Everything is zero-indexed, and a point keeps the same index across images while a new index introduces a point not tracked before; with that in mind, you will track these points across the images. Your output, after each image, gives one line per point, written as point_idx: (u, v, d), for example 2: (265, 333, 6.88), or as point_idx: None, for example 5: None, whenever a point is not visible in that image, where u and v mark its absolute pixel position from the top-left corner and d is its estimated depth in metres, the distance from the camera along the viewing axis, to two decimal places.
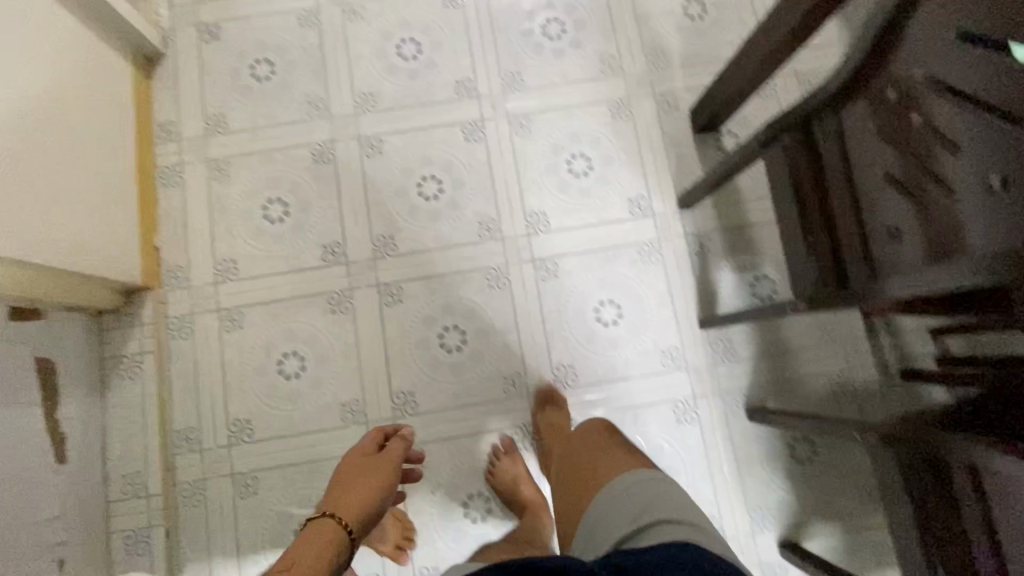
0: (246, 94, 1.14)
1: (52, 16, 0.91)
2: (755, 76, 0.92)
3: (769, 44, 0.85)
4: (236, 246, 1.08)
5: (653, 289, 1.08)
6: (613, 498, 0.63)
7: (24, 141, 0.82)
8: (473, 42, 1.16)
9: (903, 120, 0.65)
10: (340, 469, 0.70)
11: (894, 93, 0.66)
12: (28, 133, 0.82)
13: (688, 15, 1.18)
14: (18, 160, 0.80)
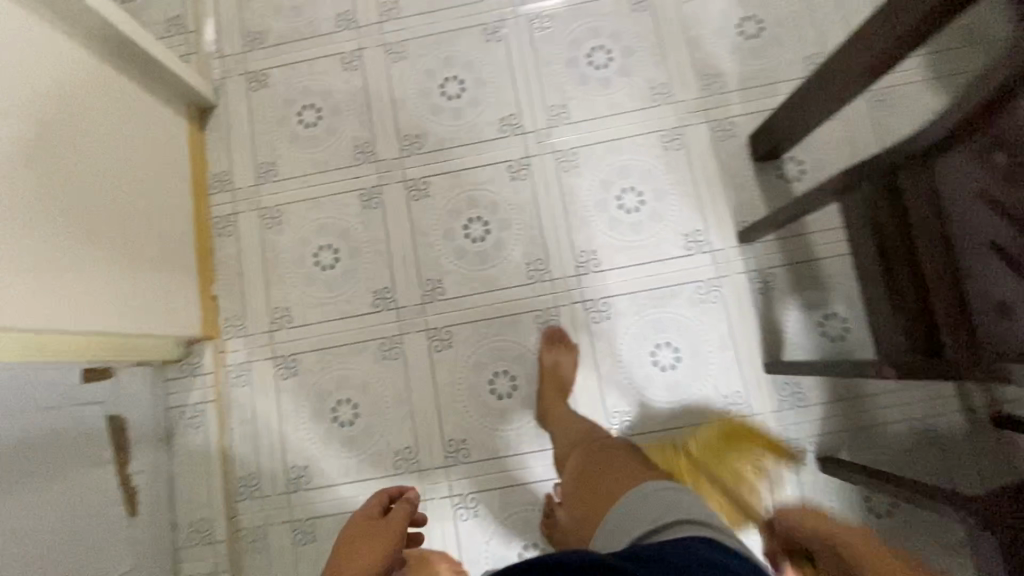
0: (294, 141, 1.15)
1: (107, 84, 0.94)
2: (823, 107, 0.85)
3: (840, 76, 0.79)
4: (289, 293, 1.10)
5: (714, 330, 1.03)
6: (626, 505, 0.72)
7: (81, 212, 0.85)
8: (517, 76, 1.13)
9: (1014, 186, 0.58)
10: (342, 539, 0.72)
11: (1003, 155, 0.58)
12: (84, 206, 0.85)
13: (744, 34, 1.11)
14: (76, 233, 0.83)
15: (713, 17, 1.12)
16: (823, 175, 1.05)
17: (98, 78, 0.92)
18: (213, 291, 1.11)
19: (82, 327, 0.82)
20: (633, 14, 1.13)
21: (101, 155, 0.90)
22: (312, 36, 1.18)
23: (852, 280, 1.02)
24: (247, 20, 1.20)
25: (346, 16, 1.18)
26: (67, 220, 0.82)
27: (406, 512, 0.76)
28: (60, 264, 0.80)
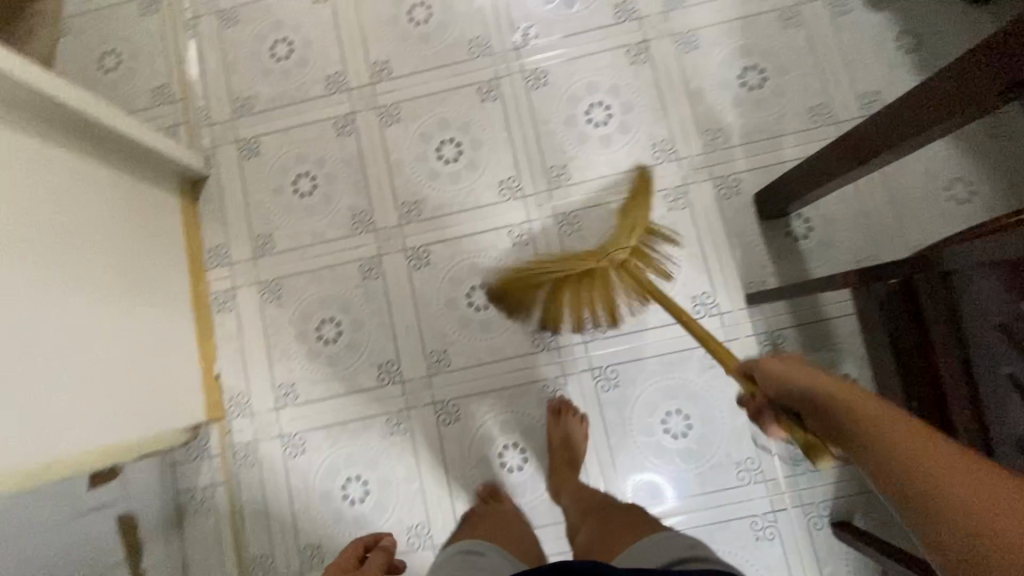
0: (290, 211, 1.13)
1: (96, 179, 0.92)
2: (831, 182, 0.82)
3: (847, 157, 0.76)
4: (293, 370, 1.08)
5: (724, 395, 1.01)
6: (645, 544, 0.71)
7: (79, 320, 0.83)
8: (514, 137, 1.11)
9: None
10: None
11: None
12: (80, 313, 0.83)
13: (746, 85, 1.08)
14: (73, 346, 0.81)
15: (713, 68, 1.09)
16: (830, 232, 1.03)
17: (84, 174, 0.90)
18: (216, 369, 1.09)
19: (82, 445, 0.80)
20: (632, 67, 1.11)
21: (94, 255, 0.88)
22: (303, 100, 1.15)
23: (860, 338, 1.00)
24: (235, 84, 1.17)
25: (337, 78, 1.15)
26: (62, 334, 0.80)
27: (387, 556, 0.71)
28: (56, 384, 0.78)
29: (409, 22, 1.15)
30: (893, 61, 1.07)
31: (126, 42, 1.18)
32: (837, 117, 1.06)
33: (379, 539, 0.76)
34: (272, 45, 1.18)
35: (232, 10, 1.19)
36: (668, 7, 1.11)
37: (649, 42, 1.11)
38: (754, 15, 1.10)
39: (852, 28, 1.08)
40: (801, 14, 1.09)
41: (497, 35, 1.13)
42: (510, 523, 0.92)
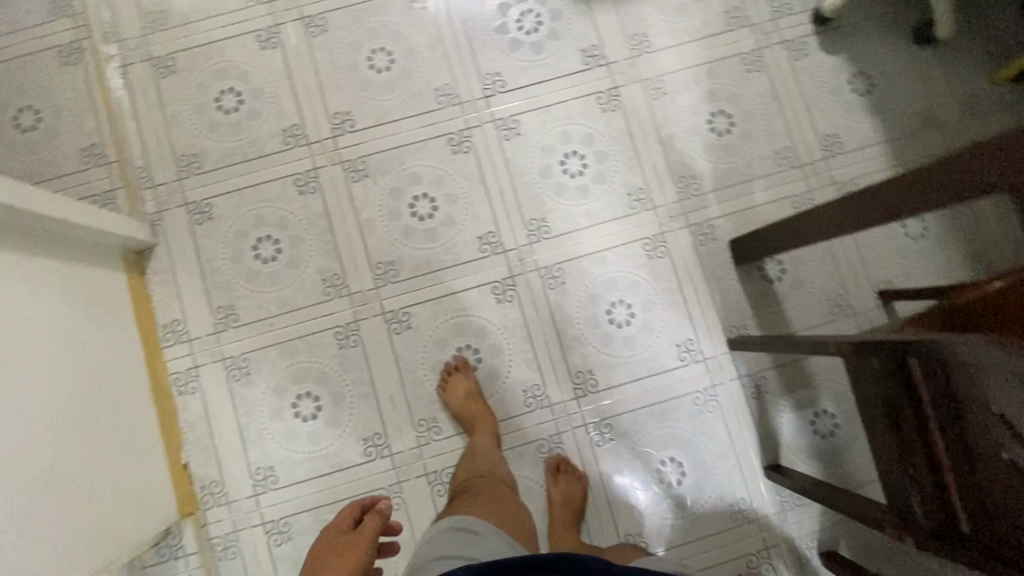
0: (253, 279, 1.04)
1: (35, 273, 0.82)
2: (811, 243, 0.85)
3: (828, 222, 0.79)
4: (272, 451, 1.01)
5: (715, 441, 1.04)
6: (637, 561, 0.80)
7: (36, 440, 0.74)
8: (490, 190, 1.07)
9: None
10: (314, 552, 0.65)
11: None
12: (37, 434, 0.74)
13: (716, 130, 1.10)
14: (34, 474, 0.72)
15: (684, 114, 1.10)
16: (802, 274, 1.08)
17: (22, 268, 0.80)
18: (183, 458, 1.01)
19: None
20: (604, 114, 1.10)
21: (43, 366, 0.78)
22: (258, 156, 1.06)
23: (845, 376, 1.06)
24: (178, 140, 1.07)
25: (295, 131, 1.07)
26: (22, 463, 0.71)
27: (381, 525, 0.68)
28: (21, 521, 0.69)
29: (370, 70, 1.09)
30: (849, 103, 1.12)
31: (47, 97, 1.05)
32: (801, 160, 1.10)
33: (376, 503, 0.70)
34: (218, 95, 1.08)
35: (168, 56, 1.08)
36: (636, 52, 1.11)
37: (619, 88, 1.10)
38: (718, 59, 1.11)
39: (810, 71, 1.12)
40: (763, 58, 1.12)
41: (465, 83, 1.09)
42: (503, 499, 0.90)
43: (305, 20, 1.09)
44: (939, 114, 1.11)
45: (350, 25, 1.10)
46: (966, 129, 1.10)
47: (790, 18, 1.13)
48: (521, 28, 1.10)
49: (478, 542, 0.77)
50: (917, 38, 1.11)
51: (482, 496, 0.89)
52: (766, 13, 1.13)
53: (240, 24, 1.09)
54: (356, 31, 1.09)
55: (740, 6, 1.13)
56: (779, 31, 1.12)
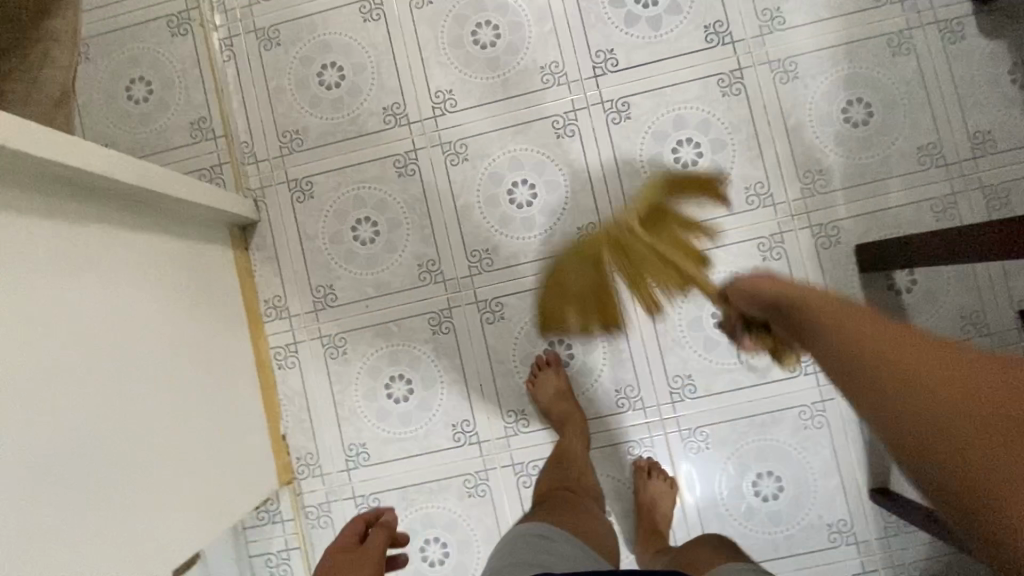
0: (351, 260, 1.04)
1: (161, 250, 0.84)
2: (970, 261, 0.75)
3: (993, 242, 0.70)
4: (364, 430, 1.03)
5: (818, 458, 0.98)
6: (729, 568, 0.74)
7: (165, 413, 0.78)
8: (594, 179, 1.02)
9: None
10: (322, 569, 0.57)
11: None
12: (165, 408, 0.78)
13: (849, 121, 0.99)
14: (165, 446, 0.76)
15: (815, 101, 0.99)
16: (935, 286, 0.97)
17: (150, 246, 0.82)
18: (282, 429, 1.04)
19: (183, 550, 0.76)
20: (724, 99, 1.00)
21: (165, 342, 0.81)
22: (359, 135, 1.05)
23: None
24: (282, 115, 1.06)
25: (396, 109, 1.04)
26: (154, 435, 0.75)
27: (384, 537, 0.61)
28: (154, 491, 0.73)
29: (473, 45, 1.03)
30: (1013, 94, 0.98)
31: (156, 67, 1.06)
32: (946, 158, 0.98)
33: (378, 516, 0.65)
34: (320, 69, 1.06)
35: (272, 28, 1.06)
36: (765, 29, 1.00)
37: (743, 70, 1.00)
38: (859, 39, 0.99)
39: (968, 56, 0.98)
40: (913, 39, 0.99)
41: (573, 61, 1.02)
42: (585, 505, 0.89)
43: None
44: None
45: None
46: None
47: None
48: (637, 0, 1.01)
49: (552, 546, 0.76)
50: None
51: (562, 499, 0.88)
52: None
53: None
54: (461, 3, 1.04)
55: None
56: (935, 9, 0.99)
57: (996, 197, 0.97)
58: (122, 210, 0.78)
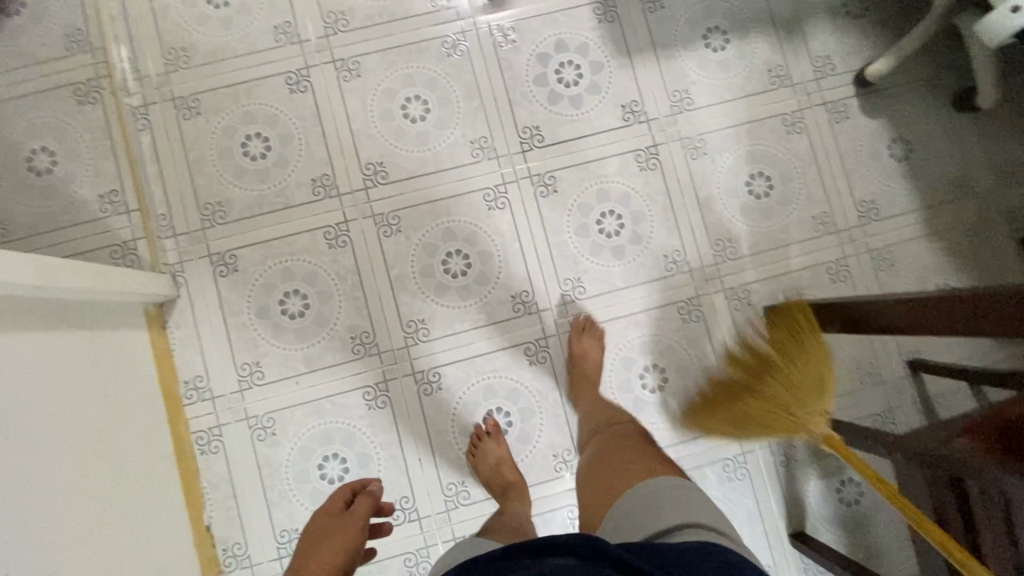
0: (279, 335, 1.01)
1: (64, 344, 0.78)
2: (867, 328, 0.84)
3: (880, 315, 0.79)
4: (297, 514, 0.99)
5: (743, 508, 1.04)
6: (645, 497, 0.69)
7: (77, 524, 0.71)
8: (525, 249, 1.05)
9: None
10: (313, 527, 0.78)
11: None
12: (76, 519, 0.72)
13: (753, 193, 1.08)
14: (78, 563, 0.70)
15: (723, 175, 1.08)
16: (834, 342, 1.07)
17: (53, 343, 0.76)
18: (205, 519, 0.98)
19: None
20: (643, 172, 1.08)
21: (70, 448, 0.74)
22: (287, 206, 1.03)
23: None
24: (203, 187, 1.02)
25: (325, 180, 1.03)
26: (66, 552, 0.68)
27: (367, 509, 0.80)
28: None
29: (404, 119, 1.05)
30: (887, 169, 1.11)
31: (62, 137, 0.99)
32: (837, 225, 1.09)
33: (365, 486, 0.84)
34: (244, 140, 1.03)
35: (192, 97, 1.03)
36: (676, 108, 1.09)
37: (658, 146, 1.08)
38: (758, 119, 1.10)
39: (850, 135, 1.11)
40: (803, 120, 1.10)
41: (501, 136, 1.06)
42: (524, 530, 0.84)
43: (336, 64, 1.05)
44: (974, 182, 1.11)
45: (384, 70, 1.05)
46: (999, 199, 1.11)
47: (831, 79, 1.11)
48: (560, 80, 1.07)
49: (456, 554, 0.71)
50: (959, 102, 1.09)
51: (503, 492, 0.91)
52: (807, 74, 1.11)
53: (268, 65, 1.04)
54: (390, 78, 1.05)
55: (782, 65, 1.11)
56: (820, 92, 1.11)
57: (879, 259, 1.09)
58: (24, 307, 0.72)
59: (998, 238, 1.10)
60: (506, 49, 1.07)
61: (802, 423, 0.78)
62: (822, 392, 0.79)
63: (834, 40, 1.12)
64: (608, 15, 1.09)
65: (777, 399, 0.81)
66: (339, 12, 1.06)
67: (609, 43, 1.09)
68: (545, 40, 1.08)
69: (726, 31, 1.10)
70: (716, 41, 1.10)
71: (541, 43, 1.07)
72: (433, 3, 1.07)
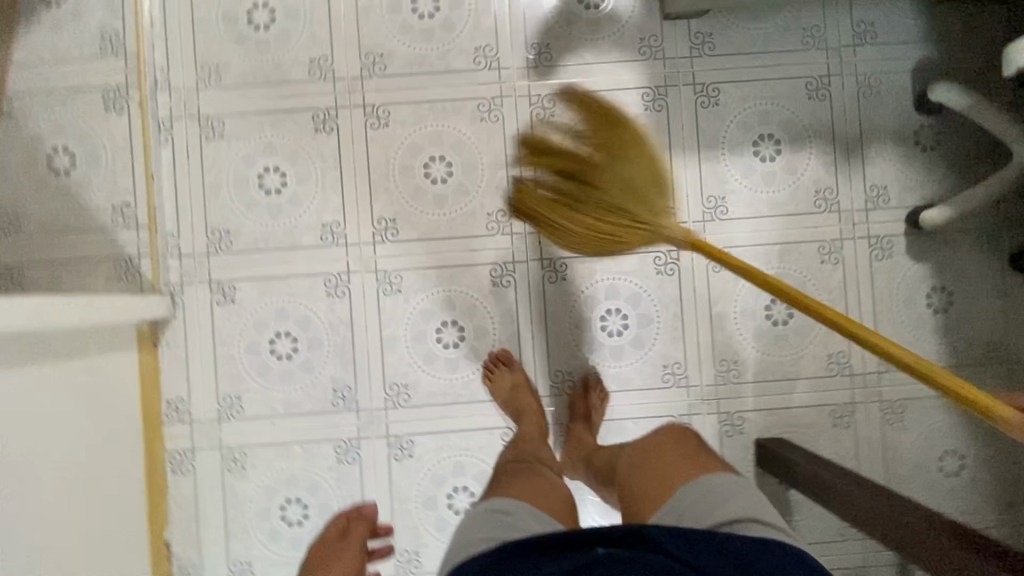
0: (263, 373, 1.01)
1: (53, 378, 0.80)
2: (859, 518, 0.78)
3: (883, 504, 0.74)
4: (252, 549, 1.01)
5: None
6: (690, 500, 0.68)
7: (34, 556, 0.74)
8: (522, 333, 1.02)
9: None
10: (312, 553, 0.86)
11: None
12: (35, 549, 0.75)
13: (771, 319, 1.03)
14: None
15: (744, 294, 1.03)
16: None
17: (44, 378, 0.78)
18: (166, 535, 1.01)
19: None
20: (658, 276, 1.03)
21: (42, 479, 0.77)
22: (292, 247, 1.01)
23: None
24: (214, 213, 1.01)
25: (334, 227, 1.02)
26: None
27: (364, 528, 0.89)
28: None
29: (424, 178, 1.02)
30: (920, 318, 1.04)
31: (84, 140, 0.99)
32: (853, 368, 1.03)
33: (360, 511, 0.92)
34: (261, 172, 1.02)
35: (218, 118, 1.02)
36: (708, 215, 1.03)
37: (680, 251, 1.03)
38: (794, 241, 1.03)
39: (889, 275, 1.03)
40: (842, 250, 1.03)
41: None
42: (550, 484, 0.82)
43: (366, 108, 1.02)
44: (1009, 350, 1.04)
45: (414, 123, 1.02)
46: None
47: (881, 212, 1.04)
48: None
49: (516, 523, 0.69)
50: (1016, 266, 1.01)
51: (511, 481, 0.79)
52: (856, 202, 1.04)
53: (298, 98, 1.02)
54: (417, 133, 1.02)
55: (832, 188, 1.03)
56: (866, 224, 1.04)
57: (890, 412, 1.03)
58: (21, 346, 0.74)
59: None
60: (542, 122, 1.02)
61: (647, 215, 0.76)
62: (661, 188, 0.78)
63: (893, 170, 1.04)
64: (657, 102, 1.03)
65: (615, 184, 0.77)
66: (379, 54, 1.02)
67: (652, 133, 1.03)
68: None
69: (780, 140, 1.03)
70: (766, 151, 1.03)
71: None
72: (476, 61, 1.02)
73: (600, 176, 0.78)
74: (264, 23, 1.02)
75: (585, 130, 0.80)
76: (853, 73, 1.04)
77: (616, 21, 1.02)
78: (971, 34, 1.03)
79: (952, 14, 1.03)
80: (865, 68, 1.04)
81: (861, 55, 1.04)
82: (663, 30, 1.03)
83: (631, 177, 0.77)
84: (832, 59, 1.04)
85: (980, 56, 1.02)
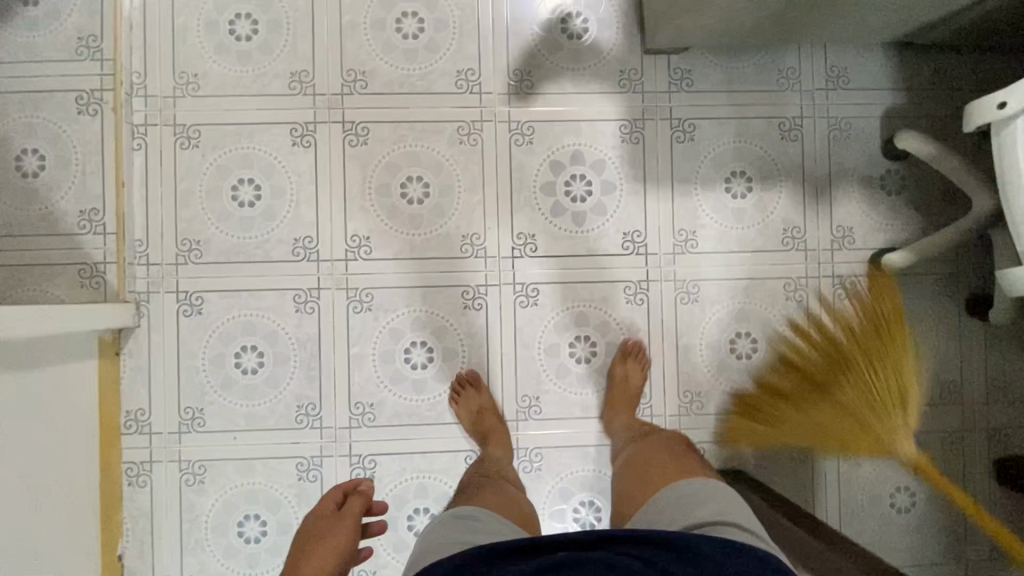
0: (228, 387, 1.00)
1: (17, 385, 0.79)
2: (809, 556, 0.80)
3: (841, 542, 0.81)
4: (207, 565, 0.99)
5: None
6: (674, 498, 0.73)
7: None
8: (491, 356, 1.03)
9: None
10: (303, 529, 0.78)
11: None
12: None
13: (735, 352, 1.05)
14: None
15: (709, 327, 1.05)
16: None
17: (8, 386, 0.77)
18: (119, 548, 0.99)
19: None
20: (627, 305, 1.04)
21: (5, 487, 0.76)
22: (263, 261, 1.01)
23: None
24: (185, 222, 1.00)
25: (307, 242, 1.01)
26: None
27: (360, 504, 0.80)
28: None
29: (401, 198, 1.02)
30: None
31: (54, 142, 0.97)
32: None
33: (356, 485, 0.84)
34: (236, 183, 1.01)
35: (194, 127, 1.01)
36: (679, 248, 1.05)
37: (650, 282, 1.04)
38: (760, 277, 1.05)
39: None
40: (807, 288, 1.06)
41: (495, 236, 1.03)
42: (516, 496, 0.86)
43: (345, 125, 1.02)
44: (964, 391, 1.07)
45: (392, 142, 1.02)
46: (984, 416, 1.07)
47: (847, 252, 1.06)
48: (568, 193, 1.04)
49: (478, 527, 0.72)
50: (971, 311, 1.04)
51: (485, 492, 0.83)
52: (822, 241, 1.06)
53: (277, 111, 1.01)
54: (395, 152, 1.02)
55: (800, 226, 1.06)
56: (831, 264, 1.06)
57: None
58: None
59: (971, 455, 1.07)
60: (521, 148, 1.03)
61: (884, 434, 0.85)
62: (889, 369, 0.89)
63: (860, 212, 1.07)
64: (634, 134, 1.04)
65: (871, 393, 0.88)
66: (361, 71, 1.02)
67: (627, 165, 1.04)
68: (562, 147, 1.04)
69: (751, 177, 1.06)
70: (737, 188, 1.05)
71: (557, 150, 1.04)
72: (458, 84, 1.03)
73: (852, 372, 0.90)
74: (246, 34, 1.01)
75: (857, 327, 0.97)
76: (825, 115, 1.06)
77: (598, 51, 1.04)
78: (940, 81, 1.05)
79: (923, 61, 1.06)
80: (837, 111, 1.06)
81: (834, 98, 1.06)
82: (644, 64, 1.05)
83: (878, 378, 0.89)
84: (804, 100, 1.06)
85: (947, 104, 1.05)
